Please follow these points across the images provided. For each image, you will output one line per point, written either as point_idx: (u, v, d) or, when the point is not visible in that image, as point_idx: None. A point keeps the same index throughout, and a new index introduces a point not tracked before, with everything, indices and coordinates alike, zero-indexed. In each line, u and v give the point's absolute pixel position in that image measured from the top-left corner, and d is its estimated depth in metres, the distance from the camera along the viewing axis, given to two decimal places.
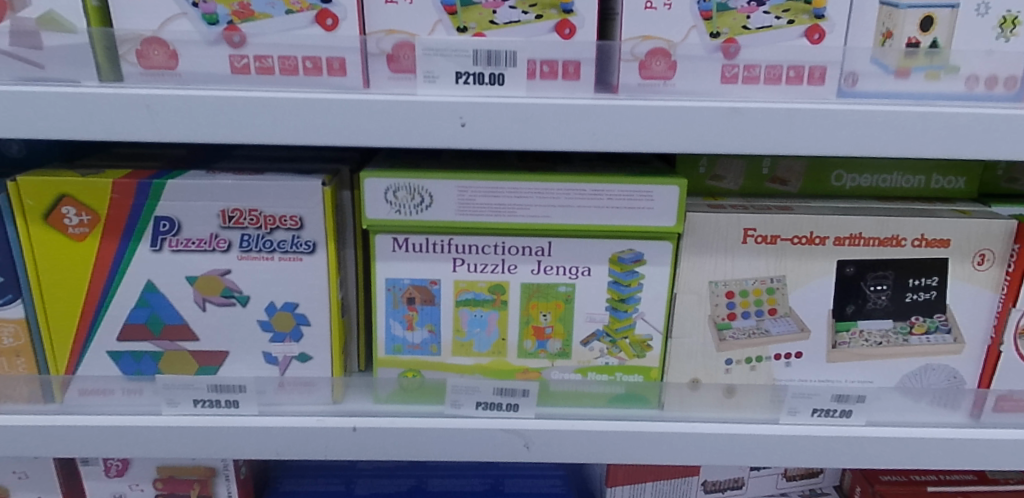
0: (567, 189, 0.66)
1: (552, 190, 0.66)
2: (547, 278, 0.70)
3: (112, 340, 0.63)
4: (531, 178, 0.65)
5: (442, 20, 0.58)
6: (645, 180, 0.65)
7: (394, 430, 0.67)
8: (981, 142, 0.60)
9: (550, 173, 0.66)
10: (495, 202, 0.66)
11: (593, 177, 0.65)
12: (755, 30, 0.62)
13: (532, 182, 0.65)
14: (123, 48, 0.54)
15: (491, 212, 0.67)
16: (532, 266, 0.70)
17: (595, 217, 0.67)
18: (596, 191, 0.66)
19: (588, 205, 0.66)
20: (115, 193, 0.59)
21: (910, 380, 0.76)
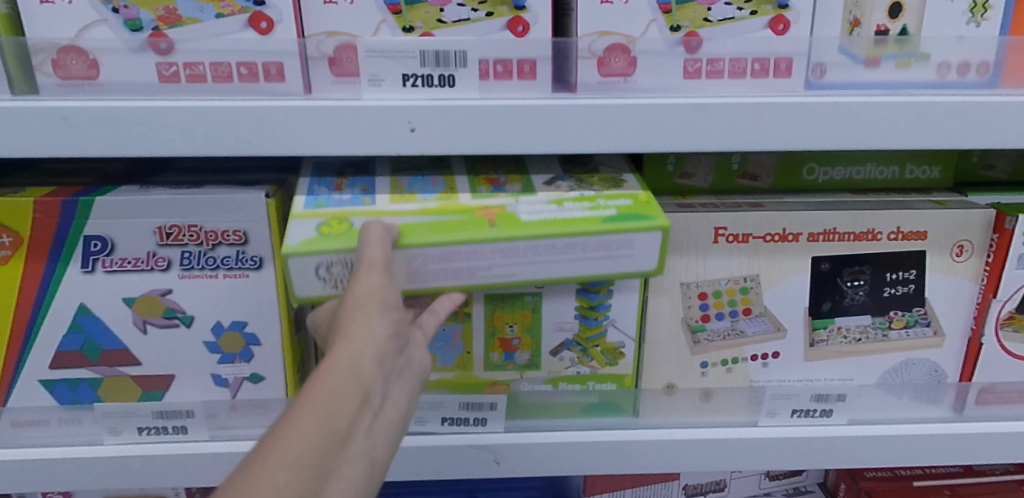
0: (535, 246, 0.55)
1: (517, 249, 0.55)
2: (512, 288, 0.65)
3: (45, 368, 0.60)
4: (492, 239, 0.54)
5: (386, 20, 0.55)
6: (622, 224, 0.55)
7: None
8: (954, 132, 0.58)
9: (512, 220, 0.56)
10: (451, 267, 0.55)
11: (562, 220, 0.55)
12: (716, 22, 0.59)
13: (496, 242, 0.54)
14: (38, 58, 0.51)
15: (446, 276, 0.56)
16: None
17: (566, 267, 0.56)
18: (568, 245, 0.55)
19: (560, 259, 0.56)
20: (38, 213, 0.56)
21: (889, 376, 0.73)
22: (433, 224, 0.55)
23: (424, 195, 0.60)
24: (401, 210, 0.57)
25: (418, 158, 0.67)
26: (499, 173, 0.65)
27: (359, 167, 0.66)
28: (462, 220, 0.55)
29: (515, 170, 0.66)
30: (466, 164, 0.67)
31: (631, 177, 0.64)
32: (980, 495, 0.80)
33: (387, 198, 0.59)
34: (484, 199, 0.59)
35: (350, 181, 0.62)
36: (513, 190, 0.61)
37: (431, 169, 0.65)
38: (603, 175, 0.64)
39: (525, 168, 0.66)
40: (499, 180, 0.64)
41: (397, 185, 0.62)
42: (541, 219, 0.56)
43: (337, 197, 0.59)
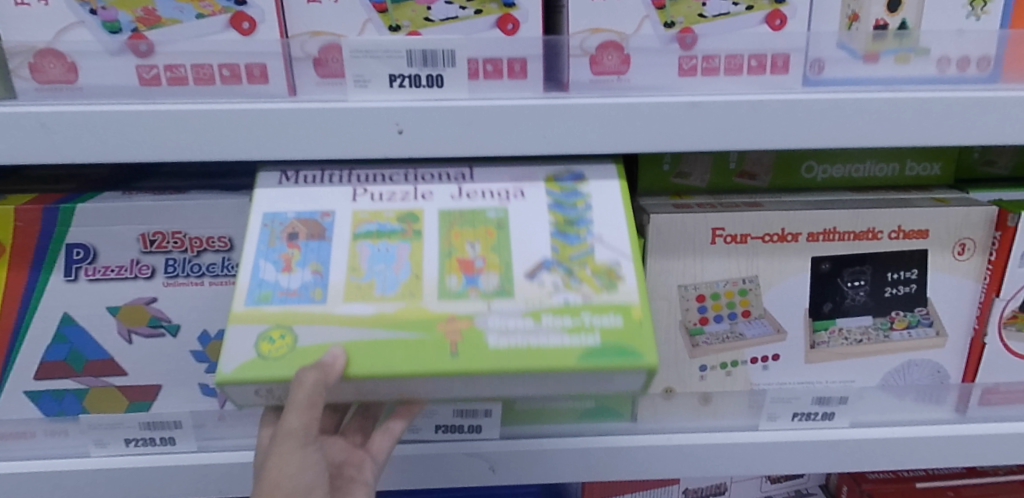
0: (499, 378, 0.50)
1: (477, 381, 0.51)
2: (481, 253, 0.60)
3: (29, 380, 0.58)
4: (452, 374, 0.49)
5: (371, 19, 0.53)
6: (599, 361, 0.50)
7: None
8: (955, 129, 0.56)
9: (478, 349, 0.50)
10: (405, 389, 0.52)
11: (535, 348, 0.50)
12: (712, 17, 0.57)
13: (459, 377, 0.50)
14: (13, 62, 0.50)
15: (399, 393, 0.53)
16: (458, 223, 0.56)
17: (537, 386, 0.53)
18: (533, 376, 0.51)
19: (525, 382, 0.52)
20: (19, 221, 0.55)
21: (893, 377, 0.71)
22: (389, 344, 0.50)
23: (384, 291, 0.53)
24: (355, 317, 0.51)
25: (382, 212, 0.56)
26: (476, 245, 0.55)
27: (312, 225, 0.55)
28: (422, 341, 0.50)
29: (493, 241, 0.55)
30: (437, 225, 0.56)
31: (629, 262, 0.54)
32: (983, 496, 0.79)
33: (342, 294, 0.52)
34: (452, 301, 0.52)
35: (301, 256, 0.54)
36: (487, 286, 0.53)
37: (396, 236, 0.55)
38: (597, 256, 0.55)
39: (509, 236, 0.55)
40: (474, 259, 0.55)
41: (354, 269, 0.53)
42: (511, 347, 0.50)
43: (286, 287, 0.52)
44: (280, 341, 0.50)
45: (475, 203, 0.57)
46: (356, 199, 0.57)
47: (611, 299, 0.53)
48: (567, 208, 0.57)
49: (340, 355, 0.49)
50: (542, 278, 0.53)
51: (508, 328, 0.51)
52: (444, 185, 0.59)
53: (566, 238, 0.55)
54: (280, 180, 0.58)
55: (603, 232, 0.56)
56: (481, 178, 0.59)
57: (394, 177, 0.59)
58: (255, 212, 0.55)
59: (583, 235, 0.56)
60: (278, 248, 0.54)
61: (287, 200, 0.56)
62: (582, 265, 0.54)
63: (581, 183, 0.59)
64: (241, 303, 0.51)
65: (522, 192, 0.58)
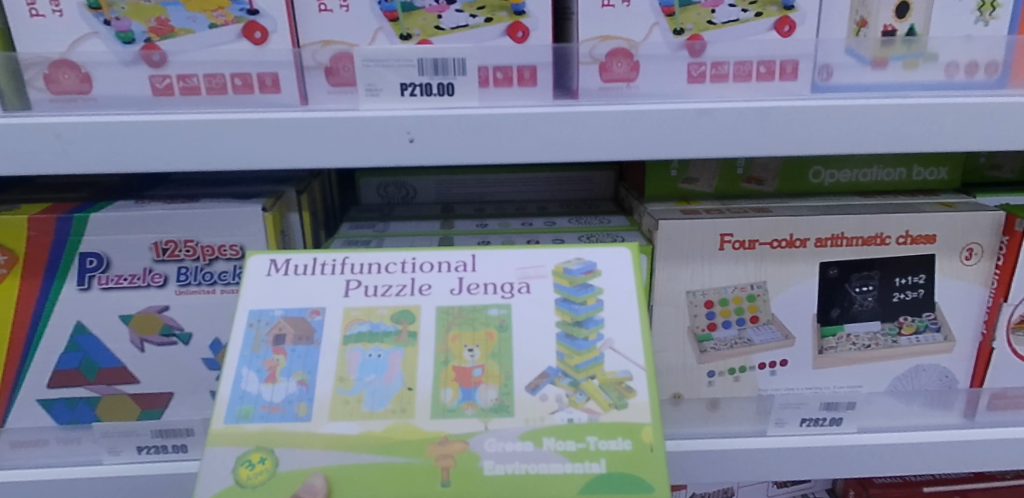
0: None
1: None
2: (473, 298, 0.51)
3: (42, 388, 0.58)
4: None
5: (383, 27, 0.54)
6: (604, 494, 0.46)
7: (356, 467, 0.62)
8: (963, 135, 0.56)
9: (473, 480, 0.46)
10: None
11: (533, 477, 0.47)
12: (722, 24, 0.58)
13: None
14: (28, 74, 0.50)
15: None
16: (451, 284, 0.52)
17: None
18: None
19: None
20: (32, 231, 0.55)
21: (901, 382, 0.71)
22: (373, 472, 0.46)
23: (372, 407, 0.48)
24: (342, 438, 0.47)
25: (375, 309, 0.51)
26: (476, 350, 0.50)
27: (300, 324, 0.50)
28: (412, 468, 0.46)
29: (495, 347, 0.50)
30: (435, 327, 0.50)
31: (642, 373, 0.49)
32: None
33: (328, 411, 0.48)
34: (446, 419, 0.48)
35: (287, 363, 0.49)
36: (486, 401, 0.49)
37: (390, 339, 0.50)
38: (606, 366, 0.49)
39: (512, 342, 0.50)
40: (473, 368, 0.49)
41: (341, 379, 0.49)
42: (509, 476, 0.47)
43: (268, 401, 0.48)
44: (259, 466, 0.46)
45: (478, 299, 0.51)
46: (349, 293, 0.51)
47: (621, 419, 0.48)
48: (576, 306, 0.50)
49: (320, 488, 0.45)
50: (546, 393, 0.48)
51: (506, 452, 0.47)
52: (445, 275, 0.52)
53: (574, 343, 0.49)
54: (268, 271, 0.52)
55: (616, 334, 0.50)
56: (489, 269, 0.52)
57: (391, 267, 0.52)
58: (240, 309, 0.50)
59: (593, 339, 0.49)
60: (263, 353, 0.49)
61: (271, 295, 0.51)
62: (589, 377, 0.48)
63: (593, 276, 0.51)
64: (222, 420, 0.47)
65: (529, 286, 0.52)
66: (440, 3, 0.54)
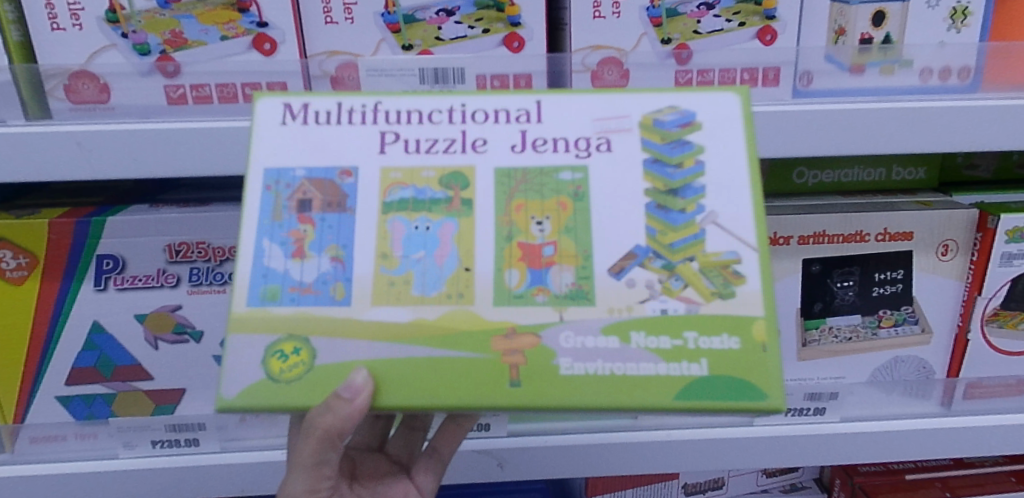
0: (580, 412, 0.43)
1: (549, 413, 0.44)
2: (538, 156, 0.45)
3: (60, 385, 0.61)
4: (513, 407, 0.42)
5: (386, 38, 0.57)
6: (706, 399, 0.42)
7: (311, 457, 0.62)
8: (938, 135, 0.60)
9: (546, 377, 0.43)
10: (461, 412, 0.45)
11: (622, 378, 0.43)
12: (707, 34, 0.61)
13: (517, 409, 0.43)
14: (49, 83, 0.53)
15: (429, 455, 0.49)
16: (512, 139, 0.46)
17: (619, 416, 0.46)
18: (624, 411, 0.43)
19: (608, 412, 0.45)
20: (52, 234, 0.58)
21: (882, 373, 0.75)
22: (431, 363, 0.43)
23: (424, 290, 0.44)
24: (390, 325, 0.43)
25: (420, 171, 0.45)
26: (546, 224, 0.44)
27: (329, 188, 0.45)
28: (475, 361, 0.43)
29: (569, 219, 0.44)
30: (494, 191, 0.45)
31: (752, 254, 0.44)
32: (969, 487, 0.82)
33: (371, 295, 0.44)
34: (513, 306, 0.44)
35: (316, 235, 0.44)
36: (559, 287, 0.44)
37: (440, 209, 0.45)
38: (708, 246, 0.44)
39: (587, 214, 0.44)
40: (543, 246, 0.44)
41: (384, 256, 0.44)
42: (590, 376, 0.43)
43: (298, 281, 0.43)
44: (295, 358, 0.43)
45: (546, 159, 0.46)
46: (385, 150, 0.46)
47: (727, 310, 0.44)
48: (670, 170, 0.45)
49: (362, 383, 0.41)
50: (635, 276, 0.44)
51: (585, 348, 0.43)
52: (503, 128, 0.46)
53: (669, 217, 0.44)
54: (283, 120, 0.46)
55: (719, 206, 0.45)
56: (556, 121, 0.46)
57: (436, 115, 0.46)
58: (256, 168, 0.45)
59: (690, 212, 0.44)
60: (286, 223, 0.44)
61: (292, 153, 0.45)
62: (686, 259, 0.44)
63: (691, 129, 0.46)
64: (245, 301, 0.43)
65: (609, 142, 0.46)
66: (440, 16, 0.57)
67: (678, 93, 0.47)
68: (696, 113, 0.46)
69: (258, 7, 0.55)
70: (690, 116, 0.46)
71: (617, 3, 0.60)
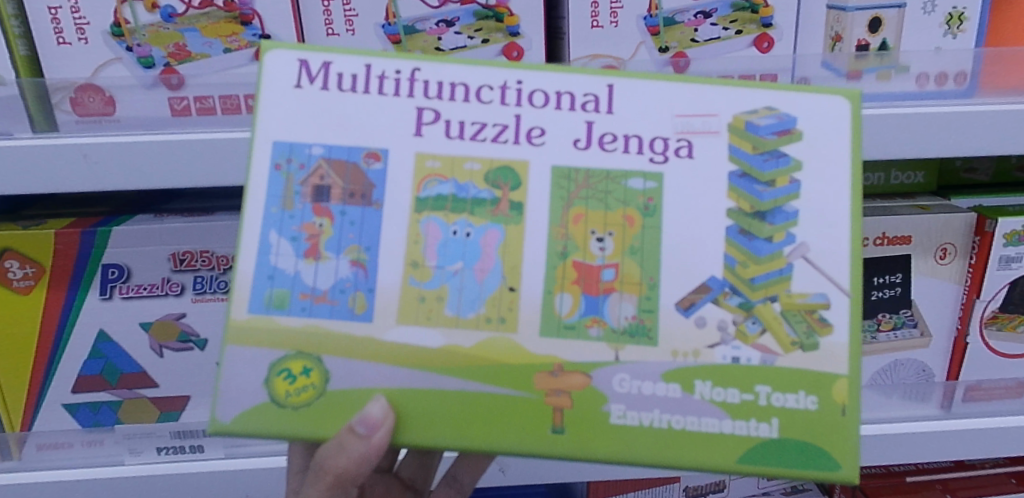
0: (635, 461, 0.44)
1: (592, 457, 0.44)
2: (607, 158, 0.43)
3: (67, 393, 0.62)
4: (557, 455, 0.43)
5: (387, 49, 0.58)
6: (772, 461, 0.43)
7: None
8: (946, 141, 0.59)
9: (595, 426, 0.43)
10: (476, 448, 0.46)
11: (687, 434, 0.43)
12: (704, 42, 0.62)
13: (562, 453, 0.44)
14: (56, 97, 0.54)
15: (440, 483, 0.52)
16: (576, 134, 0.44)
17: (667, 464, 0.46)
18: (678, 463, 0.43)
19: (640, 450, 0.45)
20: (59, 243, 0.58)
21: (881, 377, 0.75)
22: (469, 400, 0.43)
23: (458, 311, 0.43)
24: (421, 349, 0.43)
25: (462, 162, 0.43)
26: (608, 241, 0.44)
27: (352, 172, 0.43)
28: (519, 402, 0.43)
29: (634, 238, 0.43)
30: (551, 198, 0.43)
31: (841, 299, 0.43)
32: (970, 488, 0.82)
33: (395, 313, 0.43)
34: (562, 339, 0.43)
35: (334, 233, 0.43)
36: (617, 319, 0.44)
37: (485, 213, 0.43)
38: (793, 285, 0.44)
39: (658, 234, 0.43)
40: (603, 268, 0.44)
41: (415, 266, 0.43)
42: (644, 426, 0.43)
43: (310, 287, 0.43)
44: (303, 380, 0.43)
45: (615, 160, 0.44)
46: (421, 132, 0.43)
47: (807, 362, 0.43)
48: (761, 189, 0.43)
49: (379, 415, 0.42)
50: (706, 314, 0.43)
51: (640, 394, 0.43)
52: (566, 117, 0.44)
53: (753, 247, 0.43)
54: (298, 83, 0.44)
55: (813, 242, 0.43)
56: (626, 111, 0.44)
57: (485, 93, 0.44)
58: (265, 142, 0.43)
59: (778, 242, 0.43)
60: (299, 216, 0.43)
61: (310, 126, 0.43)
62: (767, 299, 0.43)
63: (788, 139, 0.44)
64: (247, 308, 0.43)
65: (689, 146, 0.44)
66: (440, 26, 0.58)
67: (782, 91, 0.44)
68: (796, 119, 0.44)
69: (260, 20, 0.56)
70: (789, 123, 0.44)
71: (615, 12, 0.60)
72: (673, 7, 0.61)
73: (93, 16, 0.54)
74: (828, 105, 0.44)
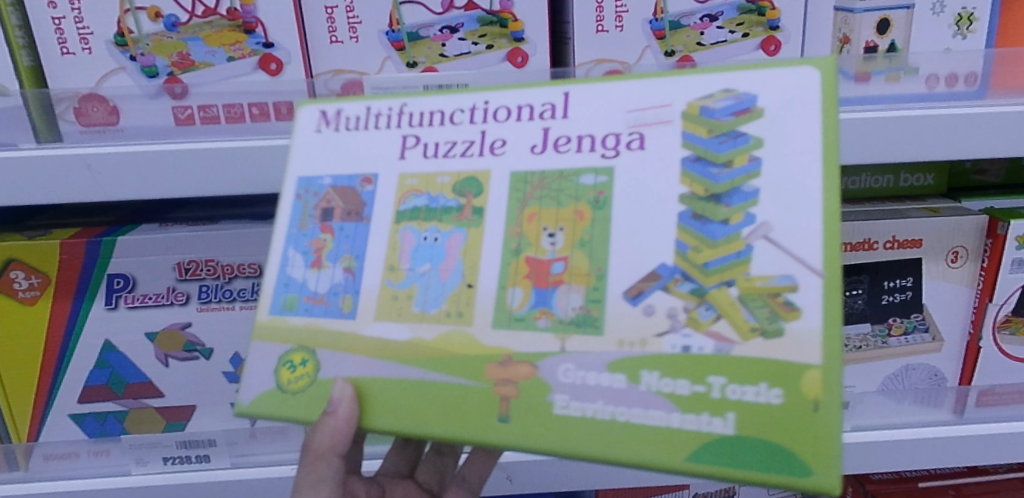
0: None
1: None
2: (559, 158, 0.42)
3: (73, 403, 0.62)
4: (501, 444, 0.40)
5: (391, 56, 0.58)
6: (729, 463, 0.38)
7: None
8: (955, 143, 0.58)
9: (539, 416, 0.40)
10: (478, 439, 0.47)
11: (632, 428, 0.39)
12: (710, 46, 0.61)
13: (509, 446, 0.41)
14: (60, 107, 0.54)
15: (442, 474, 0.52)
16: (533, 140, 0.43)
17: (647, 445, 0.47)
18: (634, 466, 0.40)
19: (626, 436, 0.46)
20: (64, 254, 0.58)
21: (893, 382, 0.74)
22: (424, 390, 0.42)
23: (423, 307, 0.43)
24: (387, 342, 0.43)
25: (435, 178, 0.44)
26: (559, 236, 0.42)
27: (351, 196, 0.45)
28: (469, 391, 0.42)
29: (584, 231, 0.42)
30: (508, 198, 0.43)
31: (810, 281, 0.38)
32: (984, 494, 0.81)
33: (374, 310, 0.44)
34: (512, 329, 0.42)
35: (334, 245, 0.45)
36: (565, 311, 0.41)
37: (450, 219, 0.43)
38: (753, 267, 0.39)
39: (610, 224, 0.41)
40: (552, 262, 0.42)
41: (391, 269, 0.44)
42: (589, 418, 0.40)
43: (313, 291, 0.44)
44: (301, 370, 0.44)
45: (568, 160, 0.42)
46: (405, 155, 0.45)
47: (770, 350, 0.39)
48: (714, 172, 0.40)
49: (347, 396, 0.42)
50: (653, 302, 0.40)
51: (585, 385, 0.40)
52: (526, 126, 0.43)
53: (706, 231, 0.40)
54: (316, 128, 0.46)
55: (780, 220, 0.39)
56: (582, 115, 0.43)
57: (456, 116, 0.44)
58: (290, 178, 0.46)
59: (733, 224, 0.40)
60: (310, 232, 0.45)
61: (322, 160, 0.46)
62: (723, 283, 0.39)
63: (748, 118, 0.40)
64: (267, 311, 0.45)
65: (642, 139, 0.42)
66: (445, 33, 0.58)
67: (738, 72, 0.41)
68: (756, 97, 0.40)
69: (264, 28, 0.55)
70: (749, 102, 0.40)
71: (621, 16, 0.60)
72: (679, 11, 0.60)
73: (97, 25, 0.54)
74: (786, 77, 0.40)
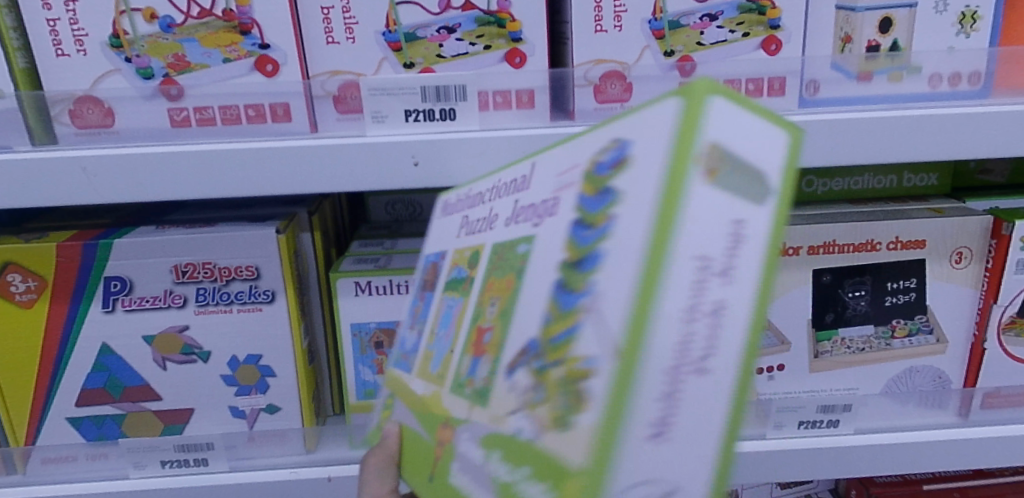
0: None
1: None
2: (511, 228, 0.39)
3: (71, 406, 0.61)
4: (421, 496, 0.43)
5: (388, 57, 0.57)
6: None
7: (297, 484, 0.61)
8: (958, 143, 0.57)
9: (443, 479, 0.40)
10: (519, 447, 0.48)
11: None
12: (710, 46, 0.61)
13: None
14: (55, 109, 0.53)
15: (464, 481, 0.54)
16: (506, 210, 0.40)
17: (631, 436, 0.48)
18: None
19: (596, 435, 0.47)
20: (61, 257, 0.58)
21: (896, 384, 0.73)
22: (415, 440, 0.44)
23: (433, 369, 0.43)
24: (412, 398, 0.45)
25: (464, 250, 0.44)
26: (493, 307, 0.38)
27: (435, 267, 0.48)
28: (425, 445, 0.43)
29: (505, 302, 0.37)
30: (484, 268, 0.41)
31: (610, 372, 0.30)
32: None
33: (415, 367, 0.45)
34: (454, 396, 0.40)
35: (422, 310, 0.48)
36: (478, 382, 0.38)
37: (460, 288, 0.43)
38: (579, 346, 0.31)
39: (518, 295, 0.36)
40: (485, 332, 0.38)
41: (429, 333, 0.45)
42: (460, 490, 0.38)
43: (404, 349, 0.48)
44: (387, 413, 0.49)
45: (514, 230, 0.38)
46: (460, 232, 0.45)
47: (564, 448, 0.31)
48: (581, 233, 0.33)
49: (392, 437, 0.46)
50: (518, 380, 0.35)
51: (469, 457, 0.38)
52: (506, 198, 0.41)
53: (555, 303, 0.33)
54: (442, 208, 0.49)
55: (613, 292, 0.31)
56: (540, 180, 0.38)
57: (487, 194, 0.43)
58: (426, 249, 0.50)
59: (578, 295, 0.32)
60: (418, 299, 0.49)
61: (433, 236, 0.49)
62: (554, 364, 0.32)
63: (623, 169, 0.33)
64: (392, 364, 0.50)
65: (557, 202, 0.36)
66: (441, 33, 0.57)
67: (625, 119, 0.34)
68: (633, 144, 0.33)
69: (260, 29, 0.55)
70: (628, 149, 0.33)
71: (619, 16, 0.59)
72: (678, 10, 0.60)
73: (92, 27, 0.54)
74: (655, 114, 0.32)
